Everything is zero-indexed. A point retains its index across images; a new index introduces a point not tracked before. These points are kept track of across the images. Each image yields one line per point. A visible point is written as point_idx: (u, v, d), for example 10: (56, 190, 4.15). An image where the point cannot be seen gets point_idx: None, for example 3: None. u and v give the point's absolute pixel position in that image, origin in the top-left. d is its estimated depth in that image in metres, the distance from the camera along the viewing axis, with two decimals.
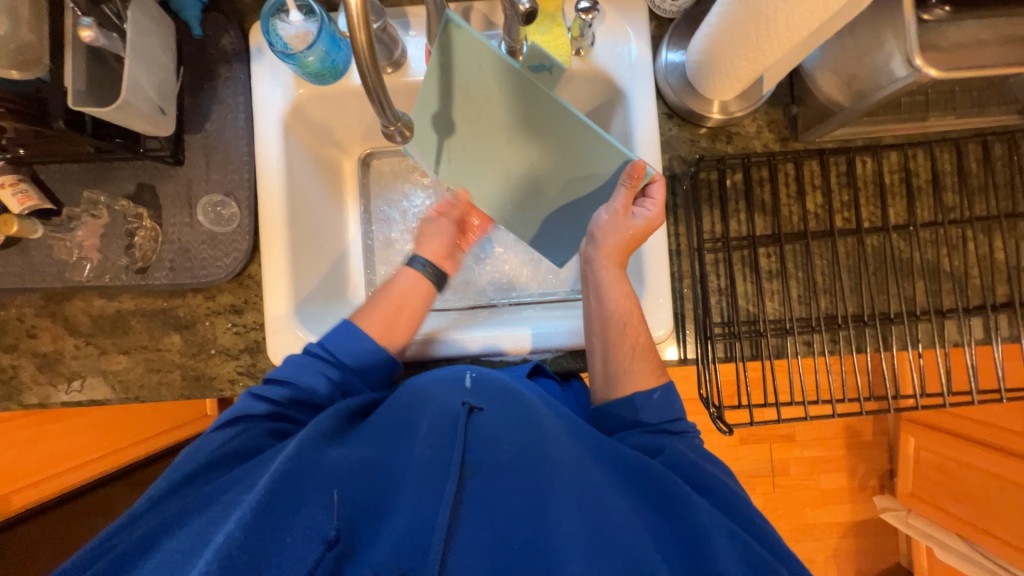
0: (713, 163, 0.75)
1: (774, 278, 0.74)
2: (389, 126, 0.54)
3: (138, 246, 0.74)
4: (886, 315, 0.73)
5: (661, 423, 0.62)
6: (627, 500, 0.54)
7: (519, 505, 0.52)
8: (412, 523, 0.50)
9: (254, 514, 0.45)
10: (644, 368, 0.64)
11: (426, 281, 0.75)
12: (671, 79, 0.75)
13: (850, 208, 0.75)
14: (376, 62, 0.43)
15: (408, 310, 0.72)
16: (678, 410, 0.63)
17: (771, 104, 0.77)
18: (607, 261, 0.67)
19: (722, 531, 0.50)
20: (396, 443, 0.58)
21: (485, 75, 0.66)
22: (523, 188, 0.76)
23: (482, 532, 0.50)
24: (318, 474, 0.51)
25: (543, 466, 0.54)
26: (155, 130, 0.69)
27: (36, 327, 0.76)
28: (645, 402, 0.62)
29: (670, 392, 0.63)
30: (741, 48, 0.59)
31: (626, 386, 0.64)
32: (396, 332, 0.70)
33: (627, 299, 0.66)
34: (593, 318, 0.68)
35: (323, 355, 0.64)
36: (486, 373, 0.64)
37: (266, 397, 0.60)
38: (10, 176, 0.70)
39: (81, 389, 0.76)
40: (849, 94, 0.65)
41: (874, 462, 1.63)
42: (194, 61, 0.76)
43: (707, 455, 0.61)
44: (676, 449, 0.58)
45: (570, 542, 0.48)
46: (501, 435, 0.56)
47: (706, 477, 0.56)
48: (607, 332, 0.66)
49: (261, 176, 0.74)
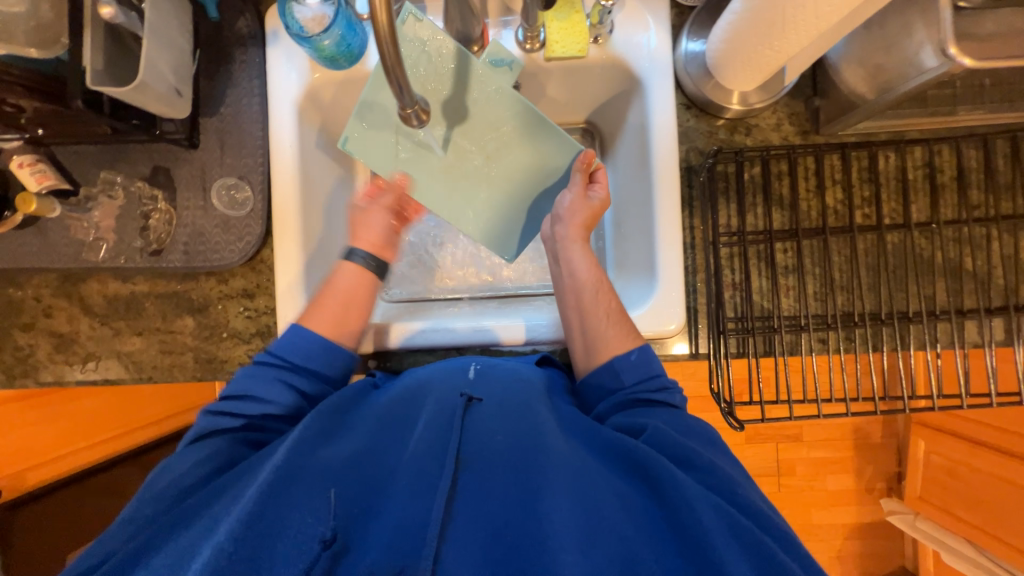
0: (731, 155, 0.73)
1: (790, 274, 0.73)
2: (406, 109, 0.53)
3: (153, 228, 0.75)
4: (903, 314, 0.72)
5: (640, 383, 0.62)
6: (624, 489, 0.52)
7: (514, 498, 0.50)
8: (407, 517, 0.49)
9: (242, 524, 0.46)
10: (619, 332, 0.65)
11: (367, 275, 0.71)
12: (691, 69, 0.73)
13: (870, 203, 0.73)
14: (396, 43, 0.43)
15: (358, 306, 0.69)
16: (657, 367, 0.63)
17: (793, 96, 0.75)
18: (576, 239, 0.70)
19: (707, 503, 0.48)
20: (394, 436, 0.58)
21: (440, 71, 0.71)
22: (510, 181, 0.77)
23: (476, 525, 0.49)
24: (311, 475, 0.51)
25: (537, 455, 0.53)
26: (170, 112, 0.69)
27: (53, 306, 0.77)
28: (623, 364, 0.62)
29: (648, 351, 0.63)
30: (763, 35, 0.58)
31: (603, 355, 0.64)
32: (343, 330, 0.67)
33: (592, 272, 0.68)
34: (567, 288, 0.69)
35: (283, 365, 0.62)
36: (488, 368, 0.66)
37: (234, 412, 0.60)
38: (29, 156, 0.71)
39: (95, 369, 0.77)
40: (875, 86, 0.63)
41: (882, 464, 1.61)
42: (210, 44, 0.76)
43: (692, 427, 0.59)
44: (659, 428, 0.56)
45: (566, 533, 0.47)
46: (496, 427, 0.56)
47: (693, 452, 0.54)
48: (581, 302, 0.67)
49: (275, 159, 0.74)
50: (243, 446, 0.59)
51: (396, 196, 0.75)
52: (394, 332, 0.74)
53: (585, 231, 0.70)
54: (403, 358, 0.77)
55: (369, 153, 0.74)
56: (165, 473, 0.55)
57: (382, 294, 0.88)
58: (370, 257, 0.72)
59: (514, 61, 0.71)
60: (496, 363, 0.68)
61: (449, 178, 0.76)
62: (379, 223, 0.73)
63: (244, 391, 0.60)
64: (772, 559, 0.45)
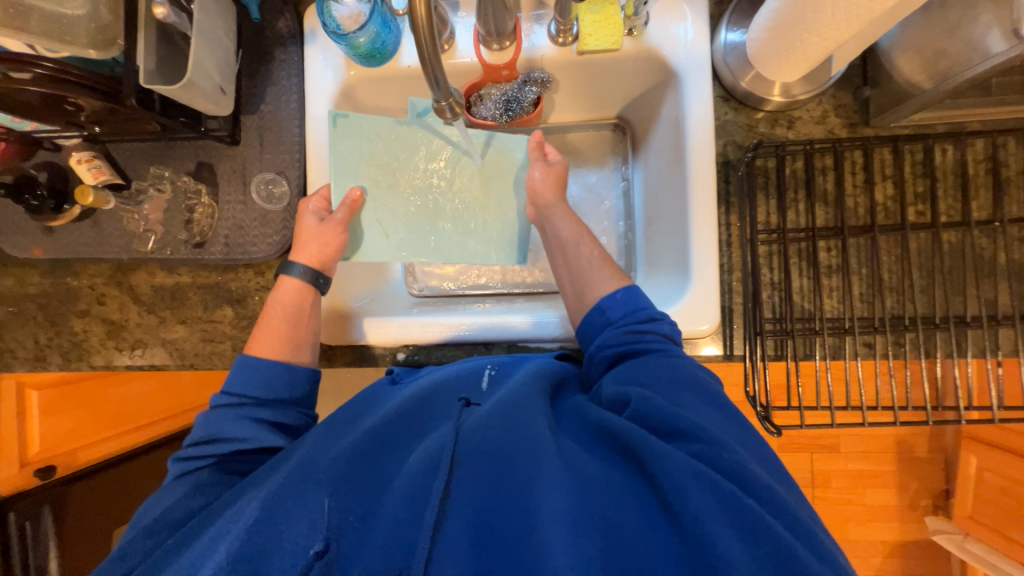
0: (772, 149, 0.71)
1: (834, 274, 0.70)
2: (441, 101, 0.54)
3: (197, 221, 0.78)
4: (960, 319, 0.67)
5: (629, 316, 0.62)
6: (613, 475, 0.50)
7: (507, 493, 0.48)
8: (401, 519, 0.48)
9: (241, 543, 0.47)
10: (605, 273, 0.68)
11: (310, 291, 0.71)
12: (730, 59, 0.71)
13: (925, 200, 0.68)
14: (432, 33, 0.43)
15: (303, 323, 0.69)
16: (644, 301, 0.64)
17: (840, 87, 0.71)
18: (556, 203, 0.74)
19: (690, 475, 0.45)
20: (398, 438, 0.58)
21: (383, 145, 0.78)
22: (486, 182, 0.82)
23: (467, 519, 0.47)
24: (310, 484, 0.51)
25: (525, 445, 0.51)
26: (215, 109, 0.72)
27: (105, 295, 0.82)
28: (608, 301, 0.64)
29: (633, 290, 0.65)
30: (810, 22, 0.55)
31: (593, 293, 0.66)
32: (296, 352, 0.68)
33: (574, 226, 0.72)
34: (553, 248, 0.73)
35: (246, 401, 0.63)
36: (502, 372, 0.66)
37: (203, 453, 0.60)
38: (87, 152, 0.76)
39: (143, 354, 0.81)
40: (931, 75, 0.60)
41: (929, 480, 1.51)
42: (252, 44, 0.79)
43: (683, 383, 0.55)
44: (644, 397, 0.53)
45: (555, 521, 0.45)
46: (490, 422, 0.54)
47: (677, 417, 0.51)
48: (566, 256, 0.71)
49: (313, 156, 0.77)
50: (228, 475, 0.60)
51: (348, 208, 0.73)
52: (416, 330, 0.74)
53: (561, 189, 0.76)
54: (432, 353, 0.77)
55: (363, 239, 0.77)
56: (159, 508, 0.56)
57: (411, 288, 0.89)
58: (310, 270, 0.70)
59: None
60: (519, 363, 0.67)
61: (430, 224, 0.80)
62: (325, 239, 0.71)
63: (218, 432, 0.61)
64: (762, 528, 0.42)
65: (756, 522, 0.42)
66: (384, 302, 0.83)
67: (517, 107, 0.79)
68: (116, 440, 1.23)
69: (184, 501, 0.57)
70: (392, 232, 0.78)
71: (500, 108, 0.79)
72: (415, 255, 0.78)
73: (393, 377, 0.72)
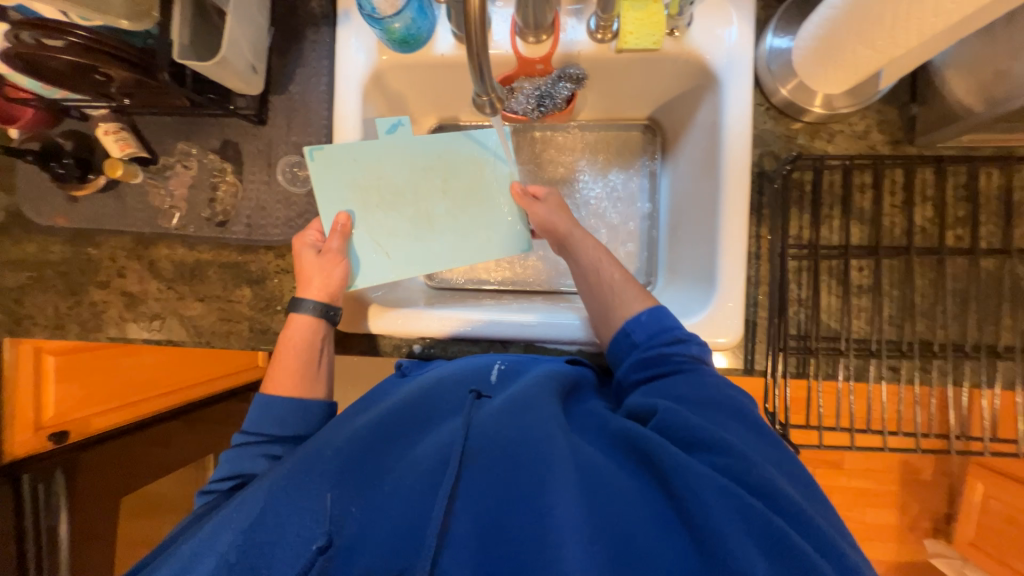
0: (810, 162, 0.68)
1: (864, 294, 0.68)
2: (483, 96, 0.54)
3: (220, 200, 0.78)
4: (992, 348, 0.66)
5: (652, 338, 0.61)
6: (628, 480, 0.49)
7: (518, 495, 0.48)
8: (407, 519, 0.48)
9: (244, 535, 0.47)
10: (632, 293, 0.66)
11: (318, 323, 0.69)
12: (774, 67, 0.69)
13: (965, 224, 0.67)
14: (484, 25, 0.43)
15: (316, 358, 0.68)
16: (670, 321, 0.62)
17: (886, 102, 0.69)
18: (572, 228, 0.73)
19: (709, 487, 0.45)
20: (404, 430, 0.57)
21: (397, 154, 0.75)
22: (481, 189, 0.77)
23: (476, 517, 0.47)
24: (315, 476, 0.52)
25: (539, 445, 0.50)
26: (245, 88, 0.71)
27: (126, 267, 0.82)
28: (634, 325, 0.63)
29: (658, 311, 0.63)
30: (867, 33, 0.52)
31: (621, 315, 0.65)
32: (310, 386, 0.67)
33: (594, 251, 0.70)
34: (575, 278, 0.72)
35: (262, 438, 0.62)
36: (512, 368, 0.65)
37: (216, 485, 0.61)
38: (114, 123, 0.75)
39: (160, 329, 0.82)
40: (985, 98, 0.57)
41: (932, 503, 1.50)
42: (284, 23, 0.77)
43: (707, 398, 0.55)
44: (671, 409, 0.53)
45: (569, 527, 0.44)
46: (501, 421, 0.53)
47: (701, 430, 0.50)
48: (586, 280, 0.70)
49: (339, 137, 0.75)
50: None
51: (343, 236, 0.73)
52: (434, 323, 0.73)
53: (570, 214, 0.75)
54: (448, 347, 0.77)
55: (362, 262, 0.75)
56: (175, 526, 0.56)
57: (429, 280, 0.89)
58: (319, 305, 0.69)
59: (400, 118, 0.74)
60: (531, 363, 0.67)
61: (429, 236, 0.77)
62: (329, 269, 0.70)
63: (236, 472, 0.60)
64: (787, 547, 0.42)
65: (778, 541, 0.42)
66: (401, 292, 0.83)
67: (550, 103, 0.77)
68: (120, 412, 1.21)
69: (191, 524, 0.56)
70: (393, 252, 0.76)
71: (532, 102, 0.77)
72: (417, 268, 0.76)
73: (403, 370, 0.71)
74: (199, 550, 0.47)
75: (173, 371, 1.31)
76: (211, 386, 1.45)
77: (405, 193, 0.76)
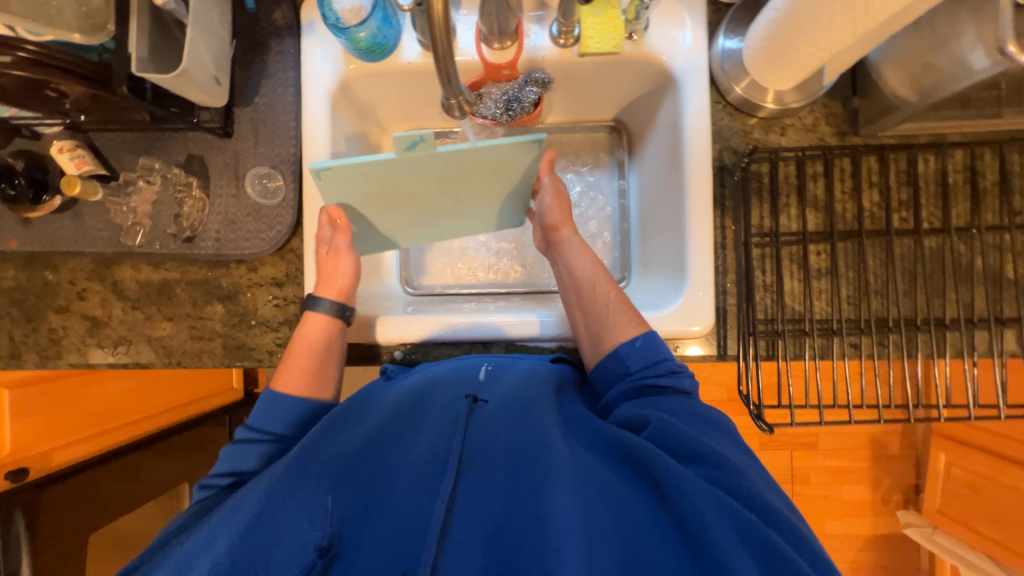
0: (766, 155, 0.72)
1: (823, 276, 0.72)
2: (451, 99, 0.54)
3: (186, 215, 0.76)
4: (941, 321, 0.70)
5: (646, 369, 0.63)
6: (623, 487, 0.51)
7: (513, 498, 0.50)
8: (406, 522, 0.50)
9: (240, 537, 0.47)
10: (623, 317, 0.67)
11: (334, 324, 0.69)
12: (727, 66, 0.73)
13: (908, 207, 0.72)
14: (447, 28, 0.45)
15: (328, 358, 0.68)
16: (664, 351, 0.63)
17: (830, 96, 0.74)
18: (571, 237, 0.74)
19: (707, 497, 0.47)
20: (399, 433, 0.58)
21: (416, 168, 0.63)
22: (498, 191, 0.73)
23: (478, 524, 0.49)
24: (311, 480, 0.52)
25: (536, 453, 0.53)
26: (209, 101, 0.70)
27: (87, 290, 0.79)
28: (629, 350, 0.64)
29: (652, 338, 0.64)
30: (807, 33, 0.56)
31: (612, 340, 0.66)
32: (321, 385, 0.67)
33: (591, 265, 0.72)
34: (567, 287, 0.72)
35: (267, 438, 0.63)
36: (500, 369, 0.65)
37: (212, 482, 0.61)
38: (69, 141, 0.72)
39: (126, 352, 0.78)
40: (918, 89, 0.62)
41: (900, 476, 1.58)
42: (246, 34, 0.77)
43: (696, 415, 0.58)
44: (663, 419, 0.55)
45: (566, 531, 0.46)
46: (499, 428, 0.56)
47: (695, 443, 0.52)
48: (581, 297, 0.70)
49: (307, 148, 0.75)
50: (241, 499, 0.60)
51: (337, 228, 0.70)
52: (413, 327, 0.73)
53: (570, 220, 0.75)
54: (429, 351, 0.77)
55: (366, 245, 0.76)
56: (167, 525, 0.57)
57: (407, 286, 0.89)
58: (335, 305, 0.69)
59: (422, 134, 0.58)
60: (513, 361, 0.67)
61: (437, 223, 0.76)
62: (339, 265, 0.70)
63: (235, 469, 0.61)
64: (776, 554, 0.44)
65: (767, 547, 0.45)
66: (379, 301, 0.82)
67: (517, 107, 0.77)
68: (83, 445, 1.14)
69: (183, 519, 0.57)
70: (401, 236, 0.77)
71: (500, 107, 0.76)
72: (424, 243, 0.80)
73: (388, 373, 0.70)
74: (198, 551, 0.48)
75: (148, 394, 1.29)
76: (189, 410, 1.42)
77: (421, 201, 0.70)
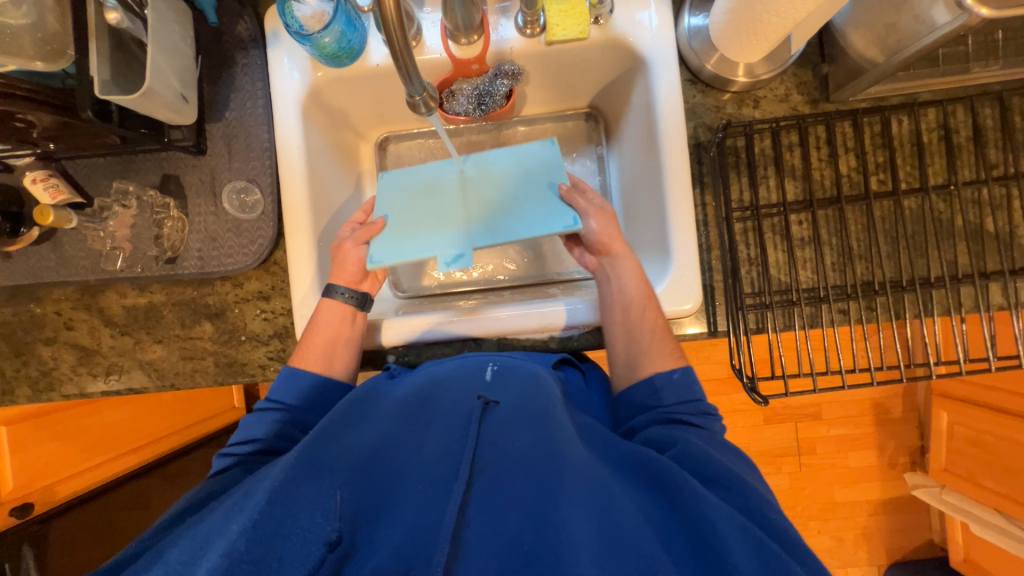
0: (740, 129, 0.73)
1: (807, 246, 0.72)
2: (415, 95, 0.54)
3: (166, 237, 0.75)
4: (926, 280, 0.70)
5: (680, 405, 0.62)
6: (637, 500, 0.51)
7: (527, 502, 0.50)
8: (417, 525, 0.49)
9: (252, 524, 0.46)
10: (664, 349, 0.66)
11: (347, 309, 0.70)
12: (695, 43, 0.73)
13: (886, 169, 0.72)
14: (402, 26, 0.44)
15: (333, 354, 0.69)
16: (698, 392, 0.63)
17: (800, 65, 0.74)
18: (625, 257, 0.70)
19: (729, 521, 0.47)
20: (406, 436, 0.58)
21: None
22: None
23: (491, 529, 0.49)
24: (324, 473, 0.52)
25: (554, 460, 0.52)
26: (178, 118, 0.70)
27: (73, 319, 0.78)
28: (665, 382, 0.63)
29: (689, 374, 0.64)
30: (768, 2, 0.56)
31: (647, 368, 0.65)
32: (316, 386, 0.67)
33: (642, 287, 0.68)
34: (610, 307, 0.70)
35: (275, 414, 0.64)
36: (506, 368, 0.66)
37: (233, 451, 0.62)
38: (41, 171, 0.72)
39: (118, 379, 0.78)
40: (884, 49, 0.62)
41: (904, 438, 1.59)
42: (211, 50, 0.76)
43: (729, 448, 0.58)
44: (690, 442, 0.56)
45: (582, 542, 0.46)
46: (513, 432, 0.56)
47: (718, 468, 0.52)
48: (628, 318, 0.67)
49: (282, 158, 0.75)
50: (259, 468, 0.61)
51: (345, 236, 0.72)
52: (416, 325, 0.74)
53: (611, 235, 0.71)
54: (423, 352, 0.77)
55: None
56: (188, 493, 0.58)
57: (396, 291, 0.88)
58: (348, 293, 0.70)
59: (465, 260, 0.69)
60: (514, 361, 0.68)
61: None
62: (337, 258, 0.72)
63: (256, 435, 0.62)
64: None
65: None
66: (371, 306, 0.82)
67: (490, 101, 0.78)
68: (86, 475, 1.14)
69: (205, 490, 0.58)
70: None
71: (472, 102, 0.78)
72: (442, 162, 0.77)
73: (390, 372, 0.71)
74: (204, 538, 0.47)
75: (159, 419, 1.30)
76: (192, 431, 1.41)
77: None
